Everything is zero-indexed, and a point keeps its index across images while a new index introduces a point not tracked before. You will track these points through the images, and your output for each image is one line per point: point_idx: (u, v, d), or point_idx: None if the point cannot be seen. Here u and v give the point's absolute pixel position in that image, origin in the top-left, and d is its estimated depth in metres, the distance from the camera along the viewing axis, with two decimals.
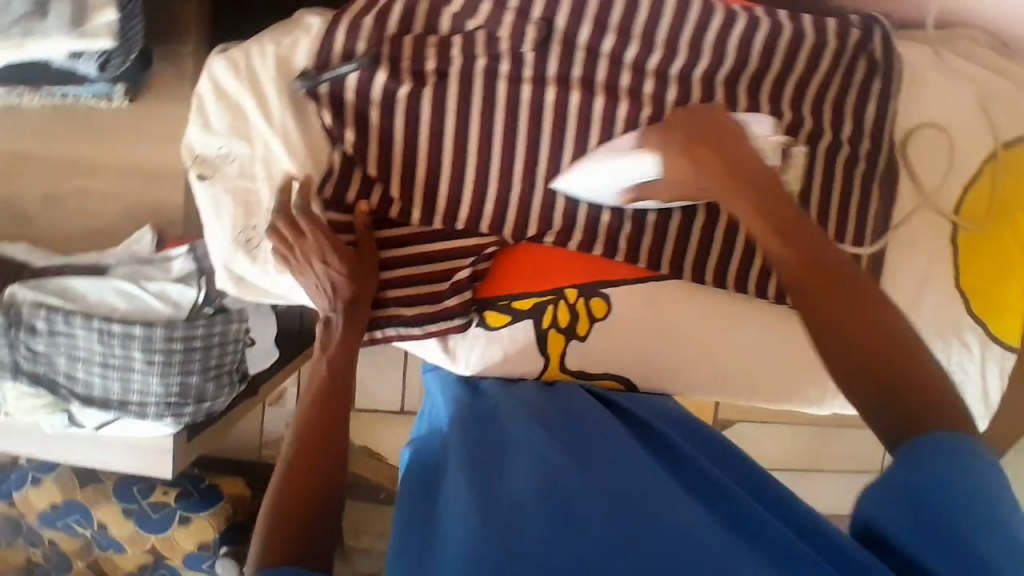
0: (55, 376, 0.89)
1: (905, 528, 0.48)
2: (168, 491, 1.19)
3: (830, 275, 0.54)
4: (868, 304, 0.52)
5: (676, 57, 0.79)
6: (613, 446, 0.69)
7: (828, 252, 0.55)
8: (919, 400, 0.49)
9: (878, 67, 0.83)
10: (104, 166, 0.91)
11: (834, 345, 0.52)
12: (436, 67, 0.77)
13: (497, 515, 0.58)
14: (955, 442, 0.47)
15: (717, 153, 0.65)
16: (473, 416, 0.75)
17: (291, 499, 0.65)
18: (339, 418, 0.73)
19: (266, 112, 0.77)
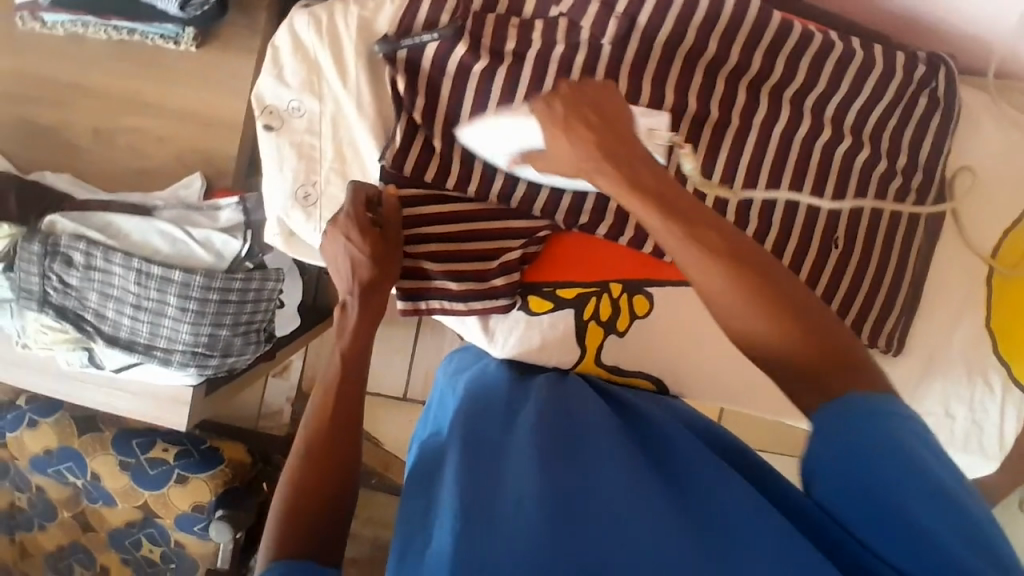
0: (83, 312, 0.87)
1: (847, 505, 0.51)
2: (168, 447, 1.16)
3: (735, 256, 0.54)
4: (772, 281, 0.53)
5: (750, 68, 0.81)
6: (611, 438, 0.68)
7: (713, 232, 0.54)
8: (841, 373, 0.52)
9: (940, 103, 0.86)
10: (160, 107, 0.90)
11: (750, 337, 0.54)
12: (514, 48, 0.77)
13: (497, 504, 0.56)
14: (870, 408, 0.50)
15: (599, 121, 0.57)
16: (475, 398, 0.73)
17: (303, 497, 0.65)
18: (355, 408, 0.71)
19: (342, 75, 0.78)
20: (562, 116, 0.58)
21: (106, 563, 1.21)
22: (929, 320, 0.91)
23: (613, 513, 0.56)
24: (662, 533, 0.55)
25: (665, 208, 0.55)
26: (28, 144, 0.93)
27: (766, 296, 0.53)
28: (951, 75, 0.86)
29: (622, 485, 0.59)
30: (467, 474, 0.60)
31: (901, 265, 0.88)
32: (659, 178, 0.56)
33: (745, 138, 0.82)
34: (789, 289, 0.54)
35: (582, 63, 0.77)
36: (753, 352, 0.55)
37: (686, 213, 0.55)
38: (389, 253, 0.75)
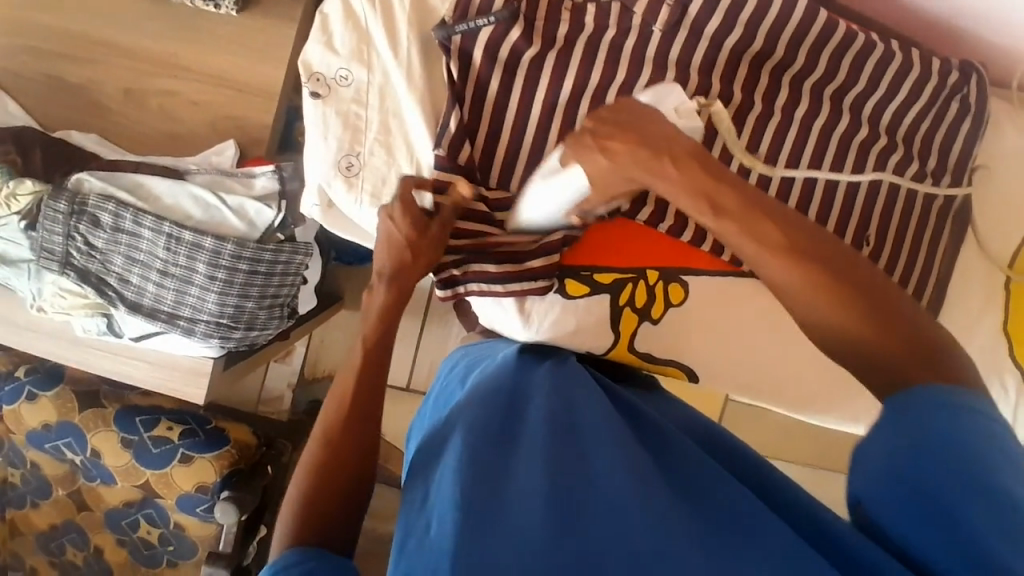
0: (106, 276, 0.85)
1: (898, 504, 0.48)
2: (172, 426, 1.13)
3: (802, 251, 0.51)
4: (846, 272, 0.51)
5: (793, 63, 0.78)
6: (615, 428, 0.64)
7: (772, 227, 0.52)
8: (930, 365, 0.49)
9: (970, 110, 0.83)
10: (196, 72, 0.89)
11: (828, 335, 0.52)
12: (567, 33, 0.76)
13: (494, 504, 0.54)
14: (943, 398, 0.47)
15: (622, 130, 0.56)
16: (485, 387, 0.70)
17: (320, 485, 0.63)
18: (376, 394, 0.69)
19: (394, 43, 0.78)
20: (591, 139, 0.59)
21: (100, 543, 1.21)
22: (954, 323, 0.88)
23: (616, 513, 0.54)
24: (668, 534, 0.53)
25: (713, 204, 0.54)
26: (56, 103, 0.92)
27: (835, 291, 0.50)
28: (982, 81, 0.83)
29: (621, 481, 0.56)
30: (466, 460, 0.58)
31: (928, 268, 0.86)
32: (708, 172, 0.54)
33: (786, 130, 0.79)
34: (864, 277, 0.51)
35: (631, 49, 0.76)
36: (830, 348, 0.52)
37: (738, 208, 0.53)
38: (428, 245, 0.73)
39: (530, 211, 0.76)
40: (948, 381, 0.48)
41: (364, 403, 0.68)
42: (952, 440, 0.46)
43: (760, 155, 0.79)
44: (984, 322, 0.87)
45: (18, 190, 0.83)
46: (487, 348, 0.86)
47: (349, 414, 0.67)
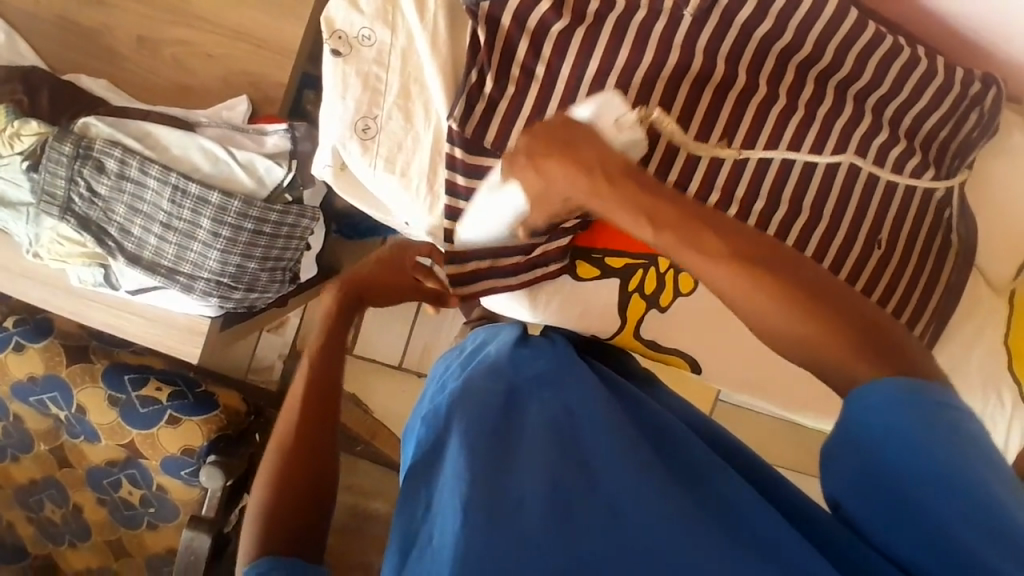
0: (107, 224, 0.84)
1: (873, 513, 0.50)
2: (161, 387, 1.11)
3: (748, 259, 0.49)
4: (793, 274, 0.48)
5: (820, 60, 0.77)
6: (612, 424, 0.62)
7: (718, 237, 0.49)
8: (892, 363, 0.47)
9: (983, 121, 0.81)
10: (213, 24, 0.87)
11: (794, 345, 0.48)
12: (597, 9, 0.74)
13: (501, 504, 0.52)
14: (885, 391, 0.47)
15: (564, 143, 0.53)
16: (489, 375, 0.68)
17: (283, 499, 0.67)
18: (328, 403, 0.74)
19: (421, 9, 0.77)
20: (525, 158, 0.56)
21: (80, 501, 1.19)
22: (960, 331, 0.87)
23: (609, 508, 0.53)
24: (660, 529, 0.52)
25: (656, 220, 0.50)
26: (66, 43, 0.89)
27: (797, 298, 0.47)
28: (999, 97, 0.80)
29: (616, 480, 0.56)
30: (467, 459, 0.56)
31: (935, 275, 0.84)
32: (644, 186, 0.51)
33: (808, 125, 0.77)
34: (813, 274, 0.49)
35: (661, 32, 0.75)
36: (796, 355, 0.49)
37: (680, 220, 0.50)
38: (393, 272, 0.84)
39: (471, 223, 0.75)
40: (912, 375, 0.47)
41: (317, 410, 0.73)
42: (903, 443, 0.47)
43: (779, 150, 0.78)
44: (983, 335, 0.87)
45: (22, 130, 0.82)
46: (476, 336, 0.83)
47: (303, 419, 0.72)
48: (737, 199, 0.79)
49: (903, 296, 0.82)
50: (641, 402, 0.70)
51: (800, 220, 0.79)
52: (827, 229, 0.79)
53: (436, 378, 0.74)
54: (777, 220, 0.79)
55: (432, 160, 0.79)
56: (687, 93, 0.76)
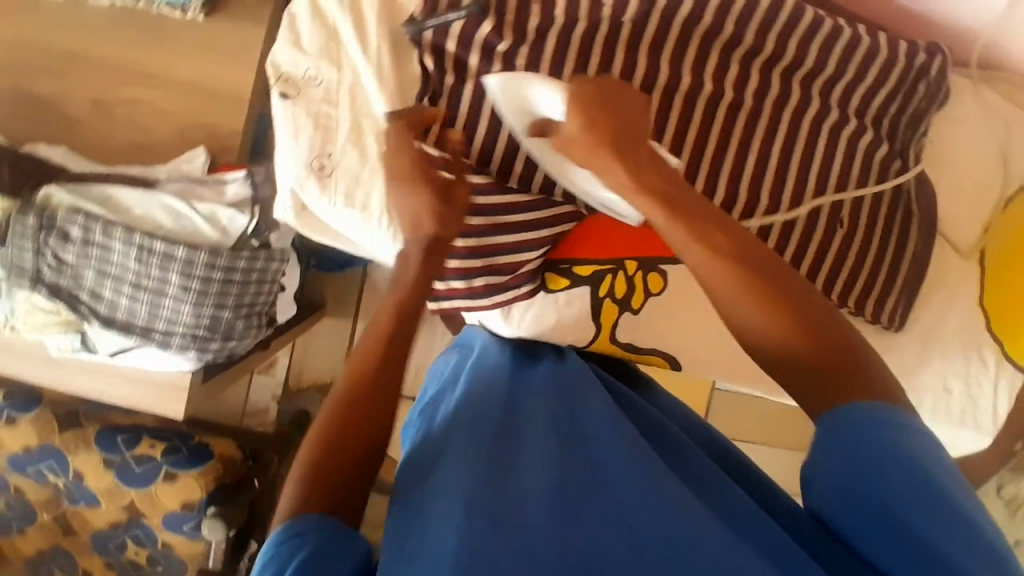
0: (79, 291, 0.84)
1: (853, 523, 0.49)
2: (155, 443, 1.11)
3: (731, 248, 0.54)
4: (769, 270, 0.54)
5: (763, 51, 0.79)
6: (615, 424, 0.62)
7: (713, 223, 0.55)
8: (844, 366, 0.52)
9: (931, 90, 0.83)
10: (165, 79, 0.87)
11: (759, 337, 0.54)
12: (538, 25, 0.76)
13: (499, 504, 0.52)
14: (871, 409, 0.50)
15: (601, 118, 0.57)
16: (487, 381, 0.69)
17: (332, 456, 0.56)
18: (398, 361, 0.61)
19: (363, 42, 0.77)
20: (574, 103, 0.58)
21: (89, 566, 1.20)
22: (934, 300, 0.86)
23: (611, 512, 0.53)
24: (672, 527, 0.51)
25: (666, 203, 0.56)
26: (22, 115, 0.90)
27: (763, 288, 0.53)
28: (945, 66, 0.82)
29: (616, 477, 0.56)
30: (467, 462, 0.56)
31: (901, 249, 0.84)
32: (662, 176, 0.57)
33: (757, 118, 0.80)
34: (786, 276, 0.54)
35: (603, 40, 0.76)
36: (749, 335, 0.55)
37: (688, 206, 0.56)
38: (452, 224, 0.65)
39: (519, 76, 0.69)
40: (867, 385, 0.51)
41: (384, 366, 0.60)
42: (891, 457, 0.48)
43: (732, 144, 0.80)
44: (960, 301, 0.86)
45: None
46: (466, 336, 0.83)
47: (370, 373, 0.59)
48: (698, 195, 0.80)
49: (868, 273, 0.83)
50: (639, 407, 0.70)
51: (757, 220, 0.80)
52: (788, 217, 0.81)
53: (430, 381, 0.75)
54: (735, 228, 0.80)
55: None
56: None
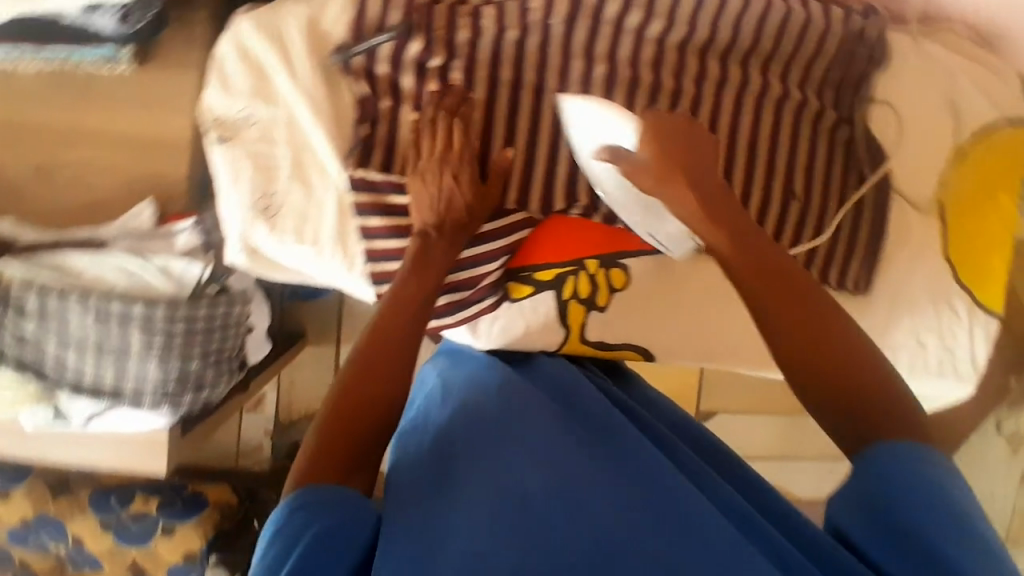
0: (44, 362, 0.84)
1: (877, 542, 0.58)
2: (149, 499, 1.11)
3: (767, 268, 0.64)
4: (802, 289, 0.64)
5: (698, 35, 0.78)
6: (646, 451, 0.71)
7: (755, 241, 0.65)
8: (862, 386, 0.63)
9: (874, 53, 0.82)
10: (101, 137, 0.84)
11: (777, 334, 0.64)
12: (468, 39, 0.76)
13: (543, 526, 0.60)
14: (896, 450, 0.60)
15: (677, 154, 0.64)
16: (506, 396, 0.76)
17: (341, 432, 0.65)
18: (408, 346, 0.71)
19: (292, 75, 0.75)
20: (649, 136, 0.64)
21: None
22: (900, 255, 0.86)
23: (644, 526, 0.61)
24: (699, 539, 0.61)
25: (728, 228, 0.64)
26: None
27: (795, 307, 0.63)
28: (882, 30, 0.82)
29: (601, 499, 0.63)
30: (510, 487, 0.63)
31: (855, 212, 0.85)
32: (719, 203, 0.65)
33: (702, 101, 0.79)
34: (811, 295, 0.64)
35: (536, 47, 0.77)
36: (773, 336, 0.64)
37: (737, 226, 0.65)
38: (478, 214, 0.77)
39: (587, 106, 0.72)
40: (879, 405, 0.62)
41: (396, 351, 0.71)
42: (898, 486, 0.58)
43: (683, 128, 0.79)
44: (928, 257, 0.86)
45: None
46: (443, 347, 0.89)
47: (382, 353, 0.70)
48: None
49: (827, 241, 0.84)
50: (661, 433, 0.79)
51: None
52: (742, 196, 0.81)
53: (417, 390, 0.81)
54: None
55: (339, 222, 0.78)
56: None
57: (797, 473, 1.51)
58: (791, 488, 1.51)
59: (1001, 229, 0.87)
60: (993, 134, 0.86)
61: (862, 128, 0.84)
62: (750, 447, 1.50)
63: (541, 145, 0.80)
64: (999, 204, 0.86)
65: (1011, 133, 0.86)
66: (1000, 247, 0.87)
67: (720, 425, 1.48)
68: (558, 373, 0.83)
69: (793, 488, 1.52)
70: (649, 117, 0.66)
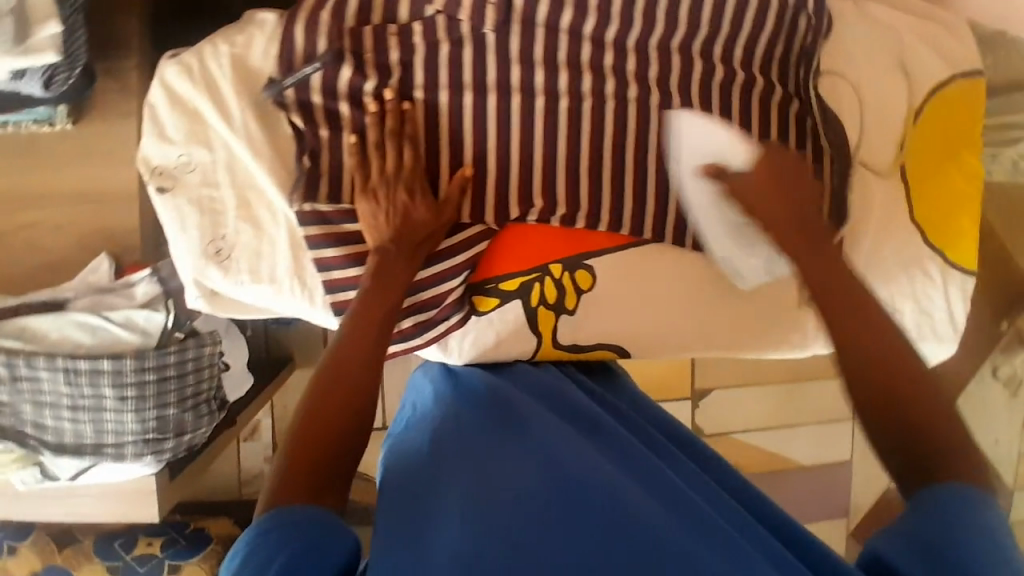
0: (23, 427, 0.84)
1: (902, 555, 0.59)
2: (152, 541, 1.12)
3: (853, 298, 0.71)
4: (881, 328, 0.69)
5: (633, 29, 0.79)
6: (653, 469, 0.73)
7: (842, 270, 0.73)
8: (931, 429, 0.65)
9: (816, 25, 0.82)
10: (54, 194, 0.85)
11: (850, 352, 0.69)
12: (400, 58, 0.76)
13: (525, 529, 0.62)
14: (957, 490, 0.61)
15: (783, 183, 0.76)
16: (506, 412, 0.78)
17: (308, 450, 0.67)
18: (371, 364, 0.73)
19: (226, 117, 0.75)
20: (766, 162, 0.76)
21: None
22: (871, 222, 0.85)
23: (623, 529, 0.62)
24: (680, 544, 0.62)
25: (806, 236, 0.75)
26: None
27: (867, 329, 0.69)
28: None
29: (600, 490, 0.66)
30: (498, 496, 0.65)
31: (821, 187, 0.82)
32: (805, 229, 0.75)
33: (648, 97, 0.80)
34: (895, 343, 0.69)
35: (471, 57, 0.77)
36: (849, 361, 0.69)
37: (811, 245, 0.75)
38: (438, 231, 0.77)
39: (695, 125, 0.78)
40: (943, 448, 0.64)
41: (359, 369, 0.72)
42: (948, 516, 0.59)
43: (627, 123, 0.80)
44: (895, 222, 0.85)
45: None
46: (416, 378, 0.89)
47: (343, 369, 0.72)
48: (607, 182, 0.81)
49: None
50: (662, 444, 0.81)
51: (651, 190, 0.82)
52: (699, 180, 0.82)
53: (411, 399, 0.84)
54: (651, 201, 0.82)
55: (292, 256, 0.77)
56: (520, 126, 0.79)
57: (799, 440, 1.51)
58: (796, 457, 1.51)
59: (967, 186, 0.87)
60: (940, 94, 0.87)
61: (812, 101, 0.84)
62: (751, 421, 1.49)
63: (489, 156, 0.79)
64: (958, 161, 0.87)
65: (957, 89, 0.87)
66: (966, 204, 0.87)
67: (716, 402, 1.48)
68: (543, 379, 0.85)
69: (799, 457, 1.51)
70: (773, 154, 0.76)
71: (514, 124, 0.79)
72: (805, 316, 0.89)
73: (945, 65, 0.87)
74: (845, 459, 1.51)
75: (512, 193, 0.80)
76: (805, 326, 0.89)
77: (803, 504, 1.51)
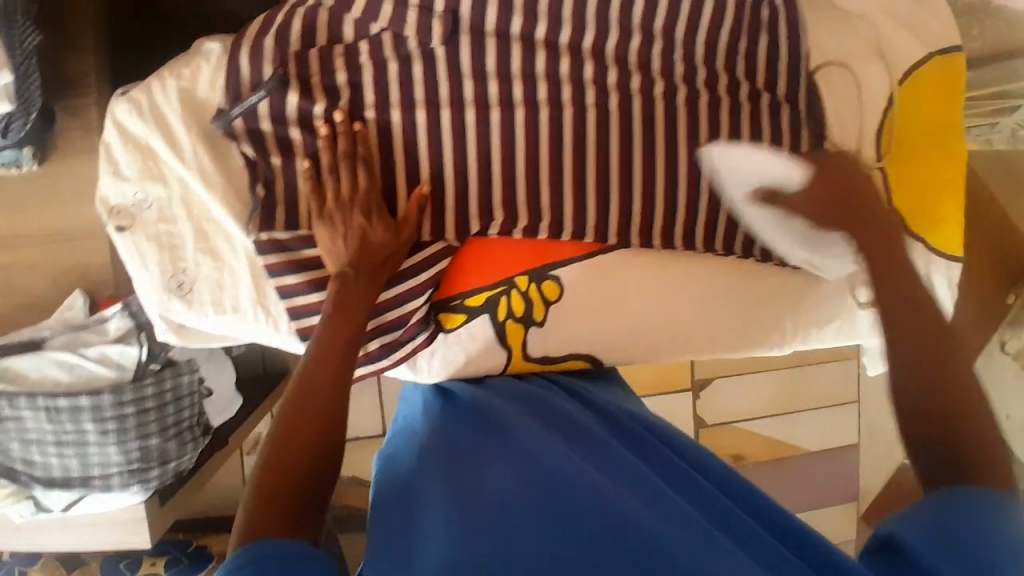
0: (12, 463, 0.86)
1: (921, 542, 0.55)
2: (156, 561, 1.15)
3: (902, 289, 0.67)
4: (926, 322, 0.65)
5: (586, 33, 0.78)
6: (634, 462, 0.70)
7: (898, 265, 0.69)
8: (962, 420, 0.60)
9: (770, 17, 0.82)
10: (22, 236, 0.87)
11: (895, 340, 0.65)
12: (347, 79, 0.76)
13: (508, 533, 0.60)
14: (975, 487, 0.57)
15: (840, 180, 0.74)
16: (485, 419, 0.77)
17: (283, 483, 0.64)
18: (340, 390, 0.72)
19: (178, 153, 0.76)
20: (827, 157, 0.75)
21: None
22: None
23: (609, 526, 0.60)
24: (672, 541, 0.59)
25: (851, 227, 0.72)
26: None
27: (915, 313, 0.66)
28: None
29: (584, 488, 0.64)
30: (478, 500, 0.64)
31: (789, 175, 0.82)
32: (866, 224, 0.72)
33: (605, 99, 0.78)
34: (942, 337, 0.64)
35: (421, 74, 0.76)
36: (891, 343, 0.65)
37: (868, 239, 0.71)
38: (398, 251, 0.77)
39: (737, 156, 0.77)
40: (970, 441, 0.60)
41: (328, 396, 0.71)
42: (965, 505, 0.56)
43: (589, 126, 0.78)
44: None
45: None
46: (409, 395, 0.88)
47: (313, 394, 0.70)
48: (568, 189, 0.79)
49: None
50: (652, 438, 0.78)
51: (613, 197, 0.80)
52: (667, 180, 0.80)
53: (402, 414, 0.84)
54: (615, 207, 0.80)
55: (254, 284, 0.78)
56: (475, 139, 0.77)
57: (805, 427, 1.48)
58: (802, 444, 1.48)
59: (947, 169, 0.83)
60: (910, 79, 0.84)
61: (773, 91, 0.82)
62: (753, 410, 1.47)
63: (446, 171, 0.78)
64: (936, 145, 0.84)
65: (926, 72, 0.84)
66: (948, 188, 0.84)
67: (716, 392, 1.46)
68: (533, 390, 0.82)
69: (805, 444, 1.48)
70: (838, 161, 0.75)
71: (470, 138, 0.77)
72: (780, 312, 0.87)
73: (916, 45, 0.84)
74: (852, 444, 1.48)
75: (472, 210, 0.79)
76: (781, 322, 0.87)
77: (811, 491, 1.48)
